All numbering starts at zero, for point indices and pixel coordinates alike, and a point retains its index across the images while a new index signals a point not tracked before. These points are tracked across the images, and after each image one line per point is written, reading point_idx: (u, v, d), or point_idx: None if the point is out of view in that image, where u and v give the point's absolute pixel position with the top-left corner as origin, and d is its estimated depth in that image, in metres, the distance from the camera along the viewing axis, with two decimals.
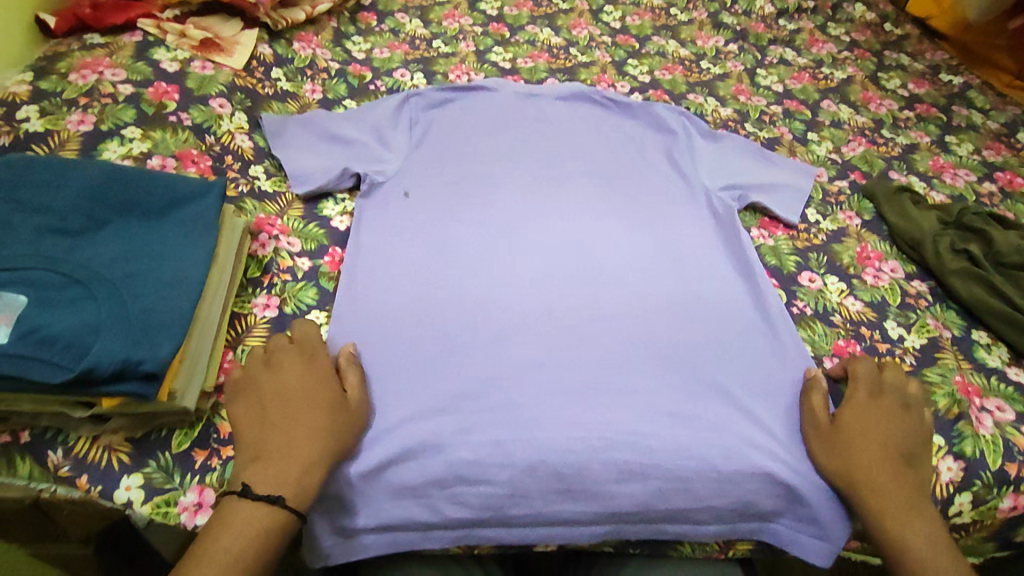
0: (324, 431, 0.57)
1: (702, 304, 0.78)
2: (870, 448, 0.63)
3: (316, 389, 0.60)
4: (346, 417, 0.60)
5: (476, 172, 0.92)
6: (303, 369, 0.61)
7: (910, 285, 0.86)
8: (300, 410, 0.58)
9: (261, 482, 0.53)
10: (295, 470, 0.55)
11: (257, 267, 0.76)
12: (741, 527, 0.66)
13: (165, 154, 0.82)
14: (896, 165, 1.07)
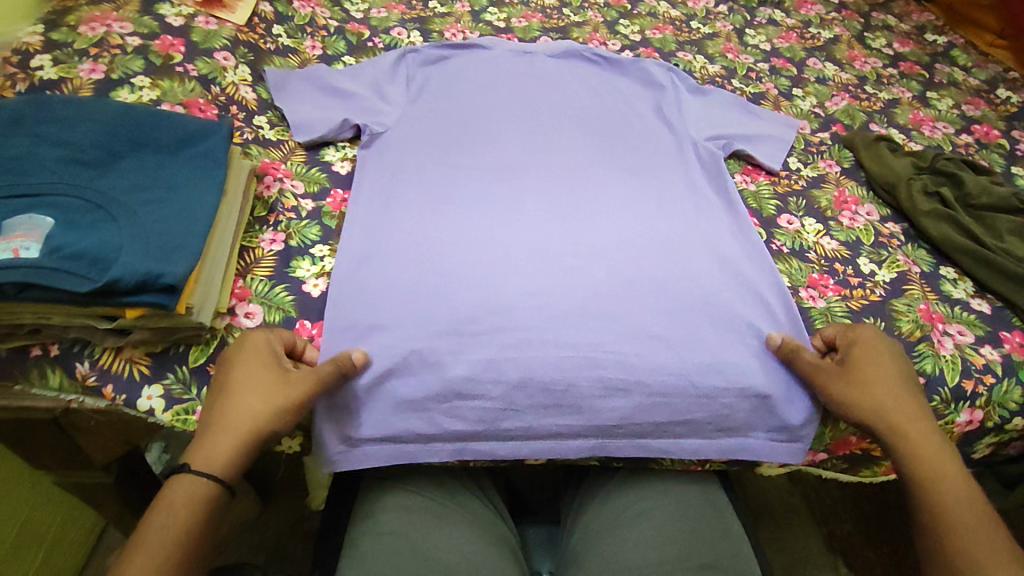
0: (239, 404, 0.59)
1: (684, 242, 0.82)
2: (885, 385, 0.68)
3: (244, 361, 0.62)
4: (275, 383, 0.61)
5: (472, 122, 0.96)
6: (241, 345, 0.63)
7: (884, 227, 0.91)
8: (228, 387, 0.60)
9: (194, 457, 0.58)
10: (215, 440, 0.58)
11: (263, 206, 0.80)
12: (716, 441, 0.72)
13: (174, 101, 0.85)
14: (877, 118, 1.11)
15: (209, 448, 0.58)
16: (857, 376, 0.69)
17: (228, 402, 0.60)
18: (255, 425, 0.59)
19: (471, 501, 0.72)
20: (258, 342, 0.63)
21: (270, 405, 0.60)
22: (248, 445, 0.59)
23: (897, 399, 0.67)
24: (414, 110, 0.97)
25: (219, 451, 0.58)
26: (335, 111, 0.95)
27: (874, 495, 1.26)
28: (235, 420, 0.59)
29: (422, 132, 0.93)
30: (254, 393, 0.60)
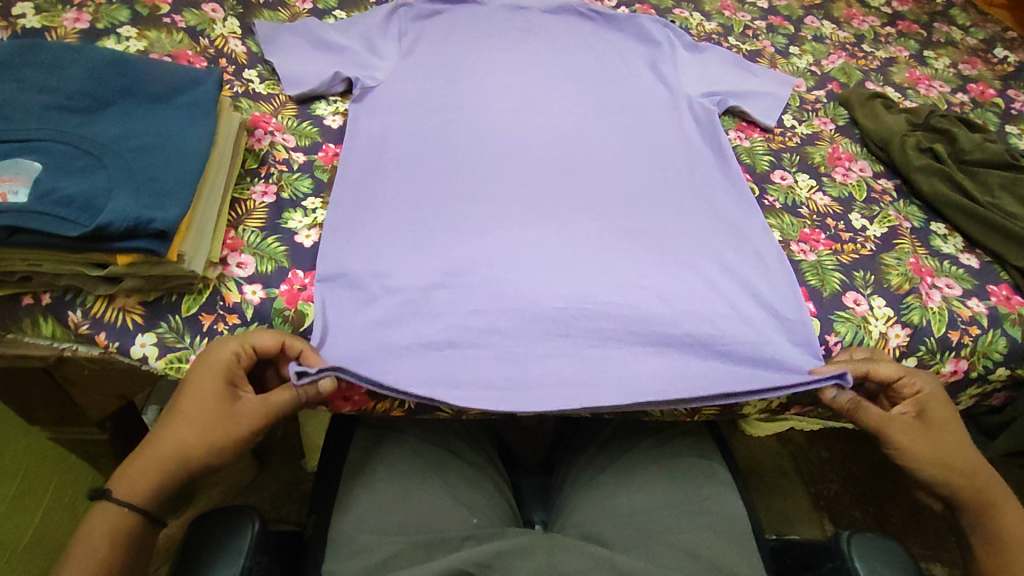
0: (182, 439, 0.57)
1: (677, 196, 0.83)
2: (953, 438, 0.66)
3: (193, 383, 0.58)
4: (214, 414, 0.57)
5: (464, 78, 0.96)
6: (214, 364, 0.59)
7: (876, 183, 0.91)
8: (183, 413, 0.57)
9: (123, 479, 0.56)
10: (138, 465, 0.56)
11: (254, 159, 0.80)
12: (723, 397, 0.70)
13: (161, 53, 0.84)
14: (873, 77, 1.10)
15: (133, 470, 0.56)
16: (928, 430, 0.66)
17: (165, 428, 0.58)
18: (183, 452, 0.57)
19: (460, 446, 0.73)
20: (214, 362, 0.59)
21: (205, 439, 0.57)
22: (177, 473, 0.57)
23: (963, 448, 0.66)
24: (407, 65, 0.97)
25: (141, 479, 0.56)
26: (327, 65, 0.93)
27: (861, 457, 1.28)
28: (162, 450, 0.57)
29: (414, 87, 0.93)
30: (191, 422, 0.57)
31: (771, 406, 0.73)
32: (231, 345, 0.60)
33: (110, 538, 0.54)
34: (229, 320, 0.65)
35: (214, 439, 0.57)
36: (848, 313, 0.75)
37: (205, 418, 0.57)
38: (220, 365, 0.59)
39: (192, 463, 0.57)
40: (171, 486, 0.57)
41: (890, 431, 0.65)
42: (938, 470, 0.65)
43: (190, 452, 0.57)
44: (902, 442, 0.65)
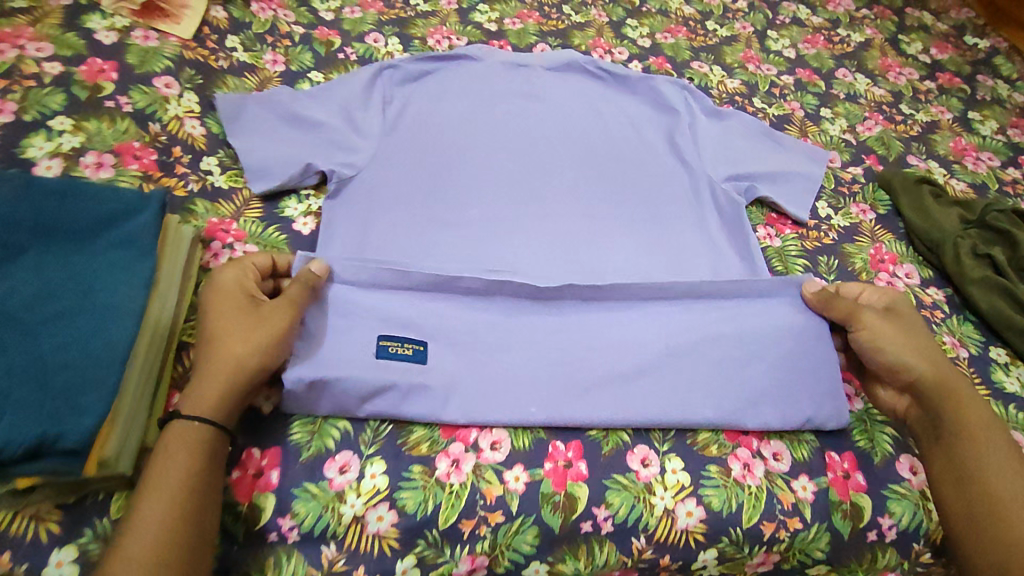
0: (231, 341, 0.55)
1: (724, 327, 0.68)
2: (924, 333, 0.67)
3: (215, 305, 0.58)
4: (245, 313, 0.57)
5: (459, 171, 0.84)
6: (227, 280, 0.59)
7: (926, 294, 0.80)
8: (219, 323, 0.56)
9: (188, 399, 0.53)
10: (196, 381, 0.54)
11: (210, 282, 0.69)
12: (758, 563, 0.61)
13: (101, 148, 0.72)
14: (915, 148, 0.99)
15: (195, 388, 0.53)
16: (894, 324, 0.66)
17: (205, 346, 0.55)
18: (234, 355, 0.54)
19: None
20: (224, 280, 0.59)
21: (250, 334, 0.56)
22: (234, 380, 0.54)
23: (925, 345, 0.66)
24: (390, 149, 0.84)
25: (199, 390, 0.53)
26: (299, 150, 0.80)
27: None
28: (211, 362, 0.54)
29: (401, 185, 0.81)
30: (225, 327, 0.56)
31: None
32: (234, 269, 0.60)
33: (191, 454, 0.51)
34: None
35: (255, 330, 0.56)
36: (904, 488, 0.64)
37: (238, 321, 0.56)
38: (232, 279, 0.59)
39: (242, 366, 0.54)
40: (233, 396, 0.54)
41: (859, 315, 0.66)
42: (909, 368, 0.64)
43: (239, 352, 0.55)
44: (874, 329, 0.66)
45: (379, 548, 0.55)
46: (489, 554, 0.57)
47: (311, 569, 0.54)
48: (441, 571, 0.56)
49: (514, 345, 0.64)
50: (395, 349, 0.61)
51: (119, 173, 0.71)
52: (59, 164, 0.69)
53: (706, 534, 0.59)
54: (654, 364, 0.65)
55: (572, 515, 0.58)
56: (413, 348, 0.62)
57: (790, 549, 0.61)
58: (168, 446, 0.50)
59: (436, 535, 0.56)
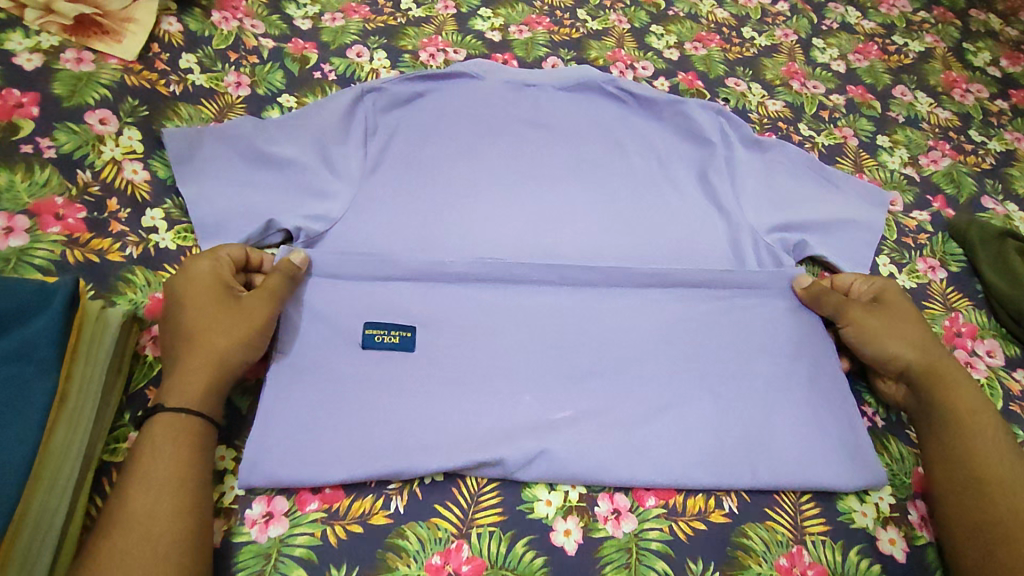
0: (221, 335, 0.53)
1: (768, 449, 0.56)
2: (915, 316, 0.62)
3: (193, 298, 0.54)
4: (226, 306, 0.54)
5: (455, 225, 0.69)
6: (201, 268, 0.56)
7: (1013, 378, 0.67)
8: (200, 319, 0.53)
9: (173, 398, 0.50)
10: (177, 378, 0.51)
11: (144, 376, 0.56)
12: None
13: (13, 208, 0.59)
14: (990, 186, 0.84)
15: (181, 386, 0.51)
16: (883, 313, 0.61)
17: (184, 343, 0.53)
18: (223, 351, 0.52)
19: None
20: (200, 270, 0.55)
21: (232, 334, 0.53)
22: (218, 380, 0.52)
23: (917, 327, 0.61)
24: (374, 200, 0.68)
25: (181, 390, 0.50)
26: (264, 203, 0.66)
27: None
28: (191, 361, 0.52)
29: (386, 248, 0.66)
30: (204, 325, 0.53)
31: None
32: (209, 257, 0.57)
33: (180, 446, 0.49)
34: None
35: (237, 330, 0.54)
36: None
37: (217, 319, 0.54)
38: (208, 270, 0.56)
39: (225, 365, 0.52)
40: (218, 394, 0.52)
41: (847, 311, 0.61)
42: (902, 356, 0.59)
43: (224, 352, 0.52)
44: (866, 326, 0.60)
45: None
46: None
47: None
48: None
49: (514, 471, 0.53)
50: (381, 337, 0.58)
51: (34, 239, 0.58)
52: None
53: None
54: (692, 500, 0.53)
55: None
56: (399, 334, 0.58)
57: None
58: (157, 438, 0.48)
59: None
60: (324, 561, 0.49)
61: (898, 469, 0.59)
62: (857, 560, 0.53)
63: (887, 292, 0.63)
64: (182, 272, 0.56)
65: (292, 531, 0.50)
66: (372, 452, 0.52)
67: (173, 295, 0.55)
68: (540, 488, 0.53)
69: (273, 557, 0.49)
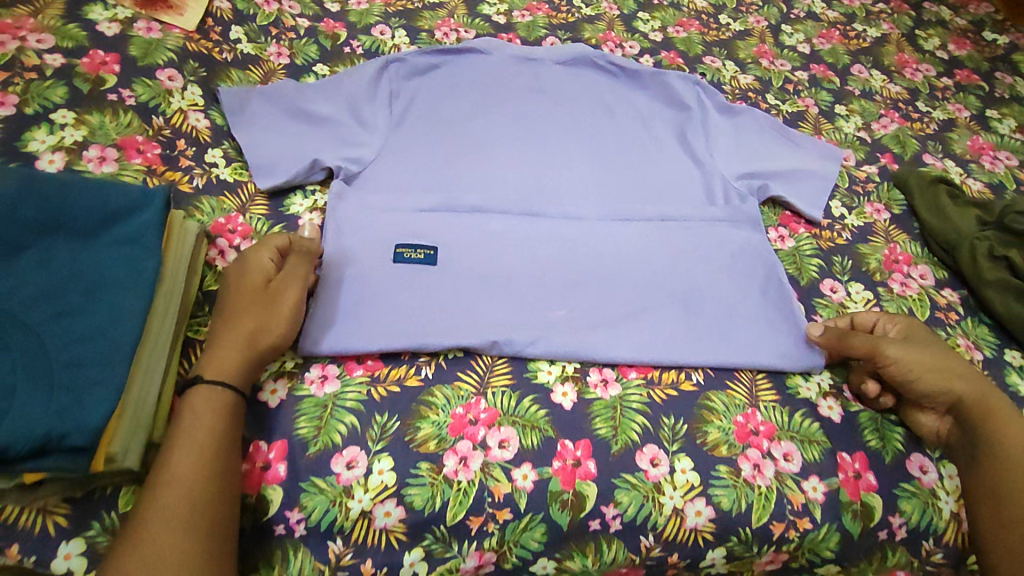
0: (257, 318, 0.59)
1: (726, 346, 0.69)
2: (945, 350, 0.65)
3: (239, 287, 0.61)
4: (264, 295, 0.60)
5: (464, 166, 0.80)
6: (247, 262, 0.62)
7: (941, 295, 0.79)
8: (241, 305, 0.59)
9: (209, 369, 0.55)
10: (221, 350, 0.56)
11: (214, 278, 0.68)
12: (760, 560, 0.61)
13: (104, 143, 0.71)
14: (931, 147, 0.97)
15: (219, 359, 0.56)
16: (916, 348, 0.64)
17: (224, 325, 0.58)
18: (258, 333, 0.58)
19: None
20: (252, 263, 0.62)
21: (265, 314, 0.60)
22: (250, 351, 0.57)
23: (955, 362, 0.64)
24: (396, 147, 0.80)
25: (217, 360, 0.56)
26: (307, 147, 0.77)
27: None
28: (228, 335, 0.57)
29: (410, 184, 0.78)
30: (240, 307, 0.59)
31: None
32: (261, 249, 0.63)
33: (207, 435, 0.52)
34: None
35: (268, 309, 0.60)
36: (913, 487, 0.63)
37: (253, 302, 0.60)
38: (257, 262, 0.62)
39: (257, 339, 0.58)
40: (250, 366, 0.57)
41: (886, 352, 0.63)
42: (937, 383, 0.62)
43: (256, 328, 0.58)
44: (903, 366, 0.63)
45: (387, 542, 0.56)
46: (497, 551, 0.57)
47: (318, 564, 0.56)
48: (449, 566, 0.57)
49: (520, 347, 0.65)
50: (410, 254, 0.70)
51: (121, 168, 0.70)
52: (62, 157, 0.68)
53: (715, 533, 0.59)
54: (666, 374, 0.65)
55: (579, 514, 0.58)
56: (425, 252, 0.71)
57: (798, 549, 0.61)
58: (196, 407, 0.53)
59: (444, 531, 0.57)
60: (369, 410, 0.61)
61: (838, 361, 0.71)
62: (800, 420, 0.65)
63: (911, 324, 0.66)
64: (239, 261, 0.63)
65: (343, 389, 0.62)
66: (407, 333, 0.65)
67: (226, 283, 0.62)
68: (542, 362, 0.66)
69: (328, 408, 0.61)
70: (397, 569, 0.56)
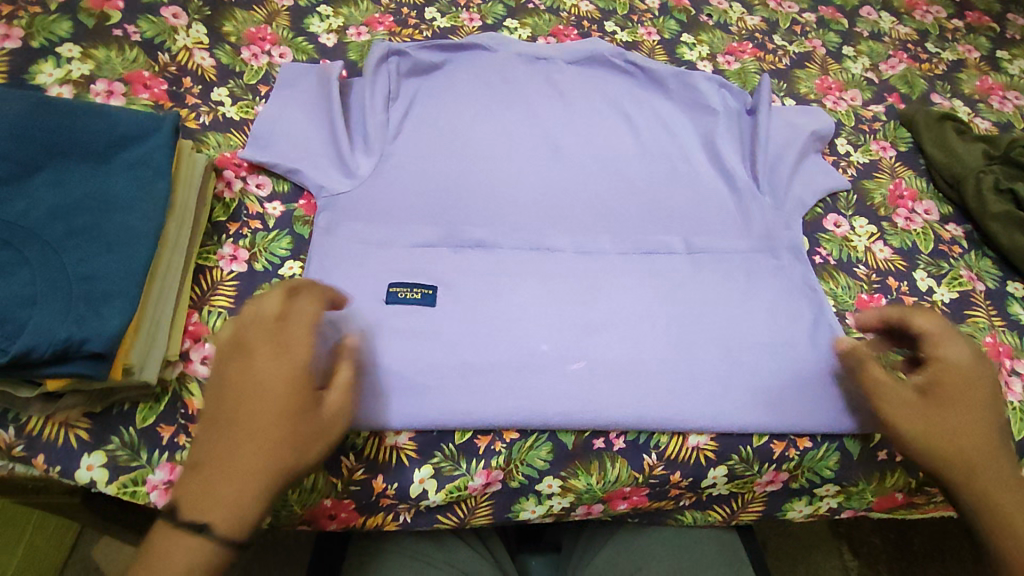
0: (288, 448, 0.48)
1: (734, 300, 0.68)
2: (978, 418, 0.56)
3: (268, 387, 0.48)
4: (297, 414, 0.48)
5: (472, 186, 0.73)
6: (277, 357, 0.49)
7: (945, 230, 0.79)
8: (268, 422, 0.47)
9: (215, 507, 0.46)
10: (226, 484, 0.46)
11: (223, 210, 0.68)
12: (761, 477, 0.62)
13: (111, 77, 0.71)
14: (939, 87, 0.96)
15: (223, 494, 0.46)
16: (928, 406, 0.56)
17: (232, 446, 0.47)
18: (284, 471, 0.47)
19: (466, 558, 0.65)
20: (294, 359, 0.49)
21: (304, 454, 0.48)
22: (271, 491, 0.47)
23: (981, 437, 0.55)
24: (397, 163, 0.72)
25: (224, 495, 0.46)
26: (301, 150, 0.72)
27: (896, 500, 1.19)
28: (241, 460, 0.46)
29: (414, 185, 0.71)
30: (264, 425, 0.47)
31: (819, 511, 0.66)
32: (301, 335, 0.51)
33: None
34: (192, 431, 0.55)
35: (300, 441, 0.48)
36: None
37: (292, 429, 0.48)
38: (297, 356, 0.49)
39: (286, 475, 0.48)
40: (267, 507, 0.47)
41: (878, 401, 0.58)
42: (948, 465, 0.55)
43: (290, 464, 0.47)
44: (893, 423, 0.57)
45: (398, 459, 0.58)
46: (504, 470, 0.59)
47: (331, 479, 0.57)
48: (457, 483, 0.58)
49: (544, 393, 0.60)
50: (405, 294, 0.64)
51: (128, 102, 0.70)
52: (70, 90, 0.69)
53: (717, 452, 0.61)
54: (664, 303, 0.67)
55: (583, 435, 0.61)
56: (422, 293, 0.64)
57: (798, 469, 0.63)
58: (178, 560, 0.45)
59: (453, 449, 0.59)
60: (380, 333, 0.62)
61: (841, 293, 0.72)
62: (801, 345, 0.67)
63: (951, 366, 0.57)
64: (271, 341, 0.50)
65: None
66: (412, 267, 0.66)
67: (240, 364, 0.49)
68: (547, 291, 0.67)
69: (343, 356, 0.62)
70: (407, 485, 0.58)
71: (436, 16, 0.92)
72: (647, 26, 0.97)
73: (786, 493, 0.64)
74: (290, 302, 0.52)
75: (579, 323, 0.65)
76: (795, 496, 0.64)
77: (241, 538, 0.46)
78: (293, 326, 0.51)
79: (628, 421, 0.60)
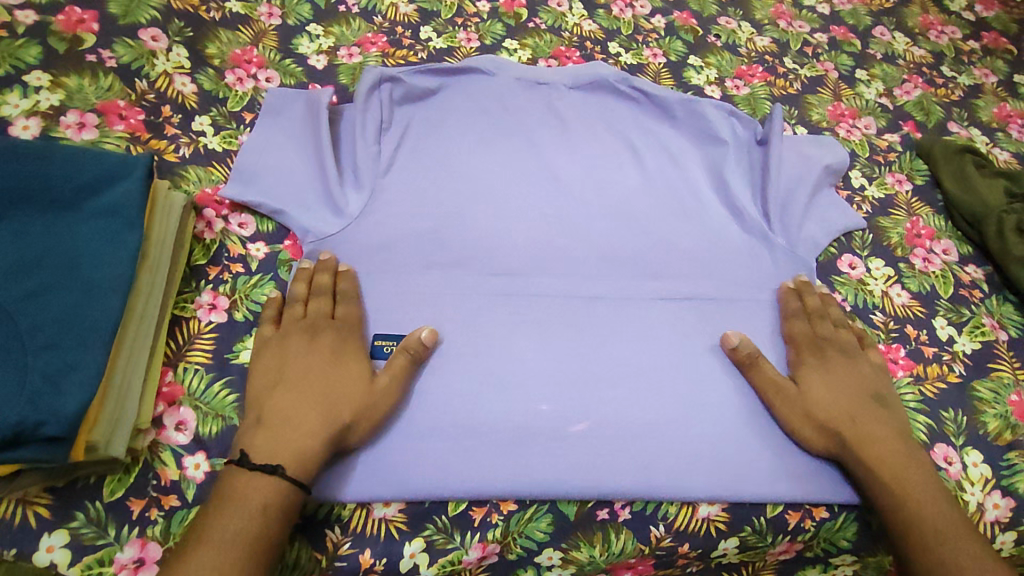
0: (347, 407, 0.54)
1: None
2: (856, 409, 0.59)
3: (322, 360, 0.56)
4: (353, 384, 0.55)
5: (468, 225, 0.68)
6: (308, 342, 0.57)
7: (965, 272, 0.75)
8: (320, 387, 0.54)
9: (259, 452, 0.50)
10: (285, 437, 0.51)
11: (202, 253, 0.64)
12: (773, 548, 0.59)
13: (83, 107, 0.67)
14: (956, 114, 0.93)
15: (282, 441, 0.50)
16: (827, 393, 0.60)
17: (308, 404, 0.53)
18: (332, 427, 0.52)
19: None
20: (317, 343, 0.57)
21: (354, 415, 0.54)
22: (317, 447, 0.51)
23: (863, 422, 0.59)
24: (390, 202, 0.68)
25: (294, 441, 0.51)
26: (287, 187, 0.67)
27: None
28: (301, 416, 0.52)
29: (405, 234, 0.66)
30: (315, 388, 0.54)
31: None
32: (339, 318, 0.59)
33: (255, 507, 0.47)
34: (165, 504, 0.51)
35: (368, 397, 0.55)
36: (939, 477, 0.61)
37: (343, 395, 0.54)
38: (331, 336, 0.58)
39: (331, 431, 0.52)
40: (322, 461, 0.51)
41: (780, 387, 0.61)
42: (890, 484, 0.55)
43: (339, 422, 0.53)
44: (804, 407, 0.60)
45: (386, 532, 0.54)
46: (501, 543, 0.55)
47: (316, 555, 0.52)
48: (451, 558, 0.54)
49: (545, 462, 0.57)
50: (391, 347, 0.61)
51: (100, 135, 0.66)
52: (38, 123, 0.64)
53: (728, 522, 0.58)
54: (671, 357, 0.63)
55: (586, 504, 0.57)
56: None
57: (814, 539, 0.59)
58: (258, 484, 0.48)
59: (446, 521, 0.55)
60: None
61: None
62: None
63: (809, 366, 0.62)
64: (312, 334, 0.57)
65: None
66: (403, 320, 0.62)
67: (296, 344, 0.57)
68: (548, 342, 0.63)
69: None
70: (396, 560, 0.53)
71: (431, 36, 0.88)
72: (653, 47, 0.93)
73: (800, 560, 0.61)
74: (346, 297, 0.60)
75: (582, 378, 0.61)
76: (808, 563, 0.62)
77: (308, 481, 0.50)
78: (317, 317, 0.58)
79: (634, 490, 0.57)
